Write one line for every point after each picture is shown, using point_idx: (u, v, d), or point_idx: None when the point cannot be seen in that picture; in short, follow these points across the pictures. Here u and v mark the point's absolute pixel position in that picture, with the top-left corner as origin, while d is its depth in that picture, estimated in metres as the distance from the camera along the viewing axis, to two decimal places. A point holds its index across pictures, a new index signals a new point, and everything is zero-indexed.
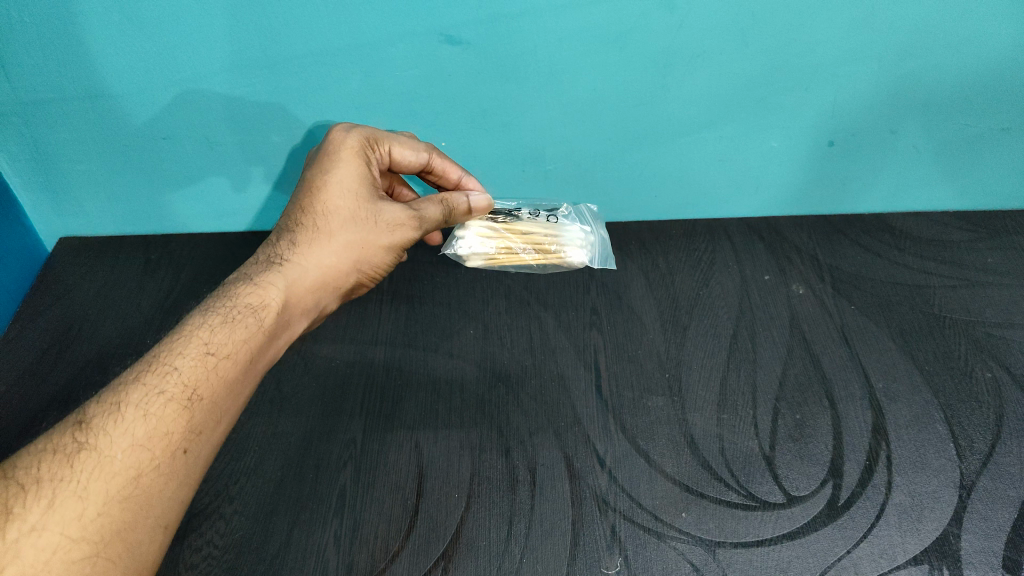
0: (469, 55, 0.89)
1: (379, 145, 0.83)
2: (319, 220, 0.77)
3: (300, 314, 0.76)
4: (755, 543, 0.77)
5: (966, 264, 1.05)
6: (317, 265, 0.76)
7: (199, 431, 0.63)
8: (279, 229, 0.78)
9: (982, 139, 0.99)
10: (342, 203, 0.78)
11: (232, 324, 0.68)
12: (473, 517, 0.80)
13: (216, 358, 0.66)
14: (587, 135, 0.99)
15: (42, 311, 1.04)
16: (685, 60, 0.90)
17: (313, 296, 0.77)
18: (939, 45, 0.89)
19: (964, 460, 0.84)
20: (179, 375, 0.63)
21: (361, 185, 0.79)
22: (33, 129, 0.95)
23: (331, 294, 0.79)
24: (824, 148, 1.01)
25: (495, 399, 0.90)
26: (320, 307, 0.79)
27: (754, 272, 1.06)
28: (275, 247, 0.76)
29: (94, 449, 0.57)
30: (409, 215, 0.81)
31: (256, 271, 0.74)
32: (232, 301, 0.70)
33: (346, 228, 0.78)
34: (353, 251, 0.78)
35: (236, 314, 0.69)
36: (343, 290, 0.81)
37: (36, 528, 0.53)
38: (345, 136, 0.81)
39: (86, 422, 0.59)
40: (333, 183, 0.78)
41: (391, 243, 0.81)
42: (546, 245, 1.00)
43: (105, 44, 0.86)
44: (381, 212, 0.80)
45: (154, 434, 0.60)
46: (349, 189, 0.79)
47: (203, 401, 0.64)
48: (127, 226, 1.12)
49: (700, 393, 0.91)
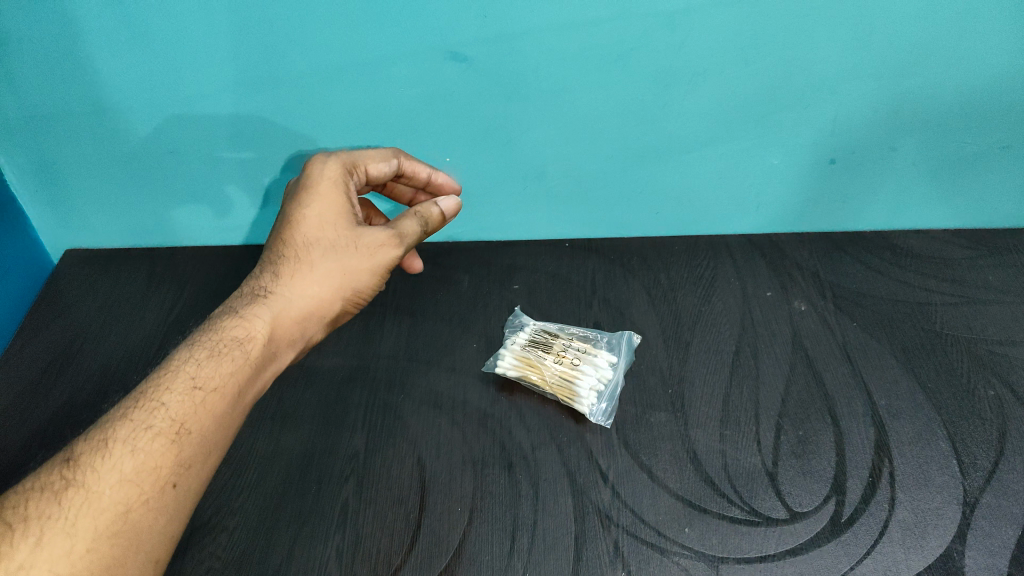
0: (472, 72, 0.90)
1: (357, 168, 0.81)
2: (301, 249, 0.75)
3: (287, 346, 0.74)
4: (758, 559, 0.77)
5: (968, 281, 1.06)
6: (302, 296, 0.74)
7: (187, 465, 0.63)
8: (263, 262, 0.76)
9: (982, 157, 1.00)
10: (322, 230, 0.75)
11: (219, 357, 0.68)
12: (476, 532, 0.80)
13: (204, 392, 0.65)
14: (589, 153, 1.00)
15: (47, 324, 1.04)
16: (688, 79, 0.91)
17: (300, 327, 0.74)
18: (940, 64, 0.90)
19: (966, 477, 0.83)
20: (167, 410, 0.63)
21: (338, 211, 0.76)
22: (40, 144, 0.96)
23: (319, 324, 0.76)
24: (825, 166, 1.02)
25: (497, 413, 0.91)
26: (308, 338, 0.76)
27: (756, 288, 1.07)
28: (259, 279, 0.75)
29: (82, 486, 0.58)
30: (390, 235, 0.77)
31: (242, 303, 0.73)
32: (218, 334, 0.70)
33: (328, 256, 0.75)
34: (335, 280, 0.75)
35: (222, 347, 0.69)
36: (331, 321, 0.77)
37: (24, 566, 0.53)
38: (322, 165, 0.79)
39: (73, 460, 0.59)
40: (313, 213, 0.76)
41: (374, 267, 0.77)
42: (572, 345, 0.98)
43: (113, 60, 0.87)
44: (362, 235, 0.76)
45: (142, 469, 0.60)
46: (329, 217, 0.76)
47: (192, 435, 0.64)
48: (132, 240, 1.12)
49: (702, 409, 0.91)
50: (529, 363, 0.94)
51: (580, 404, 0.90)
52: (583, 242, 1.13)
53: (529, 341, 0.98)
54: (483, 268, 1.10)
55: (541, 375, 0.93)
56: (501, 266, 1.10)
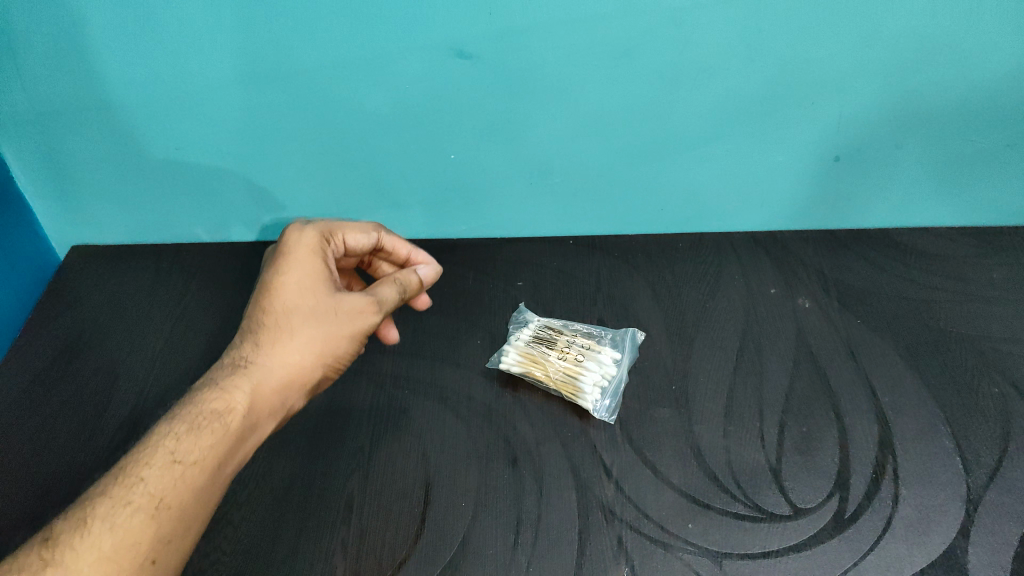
0: (478, 69, 0.90)
1: (333, 236, 0.78)
2: (280, 317, 0.70)
3: (270, 418, 0.69)
4: (762, 555, 0.77)
5: (972, 279, 1.06)
6: (284, 363, 0.69)
7: (167, 542, 0.59)
8: (241, 332, 0.71)
9: (987, 155, 1.00)
10: (301, 297, 0.71)
11: (199, 430, 0.63)
12: (481, 526, 0.80)
13: (184, 466, 0.61)
14: (594, 150, 1.00)
15: (54, 318, 1.05)
16: (693, 76, 0.91)
17: (283, 398, 0.70)
18: (946, 61, 0.90)
19: (970, 474, 0.84)
20: (146, 485, 0.59)
21: (317, 277, 0.72)
22: (48, 139, 0.97)
23: (301, 394, 0.72)
24: (830, 163, 1.02)
25: (501, 408, 0.91)
26: (290, 408, 0.71)
27: (760, 285, 1.07)
28: (239, 349, 0.70)
29: (60, 565, 0.53)
30: (370, 301, 0.74)
31: (220, 374, 0.68)
32: (197, 406, 0.65)
33: (311, 321, 0.71)
34: (319, 346, 0.71)
35: (201, 420, 0.64)
36: (313, 390, 0.73)
37: None
38: (299, 231, 0.75)
39: (51, 538, 0.54)
40: (293, 280, 0.72)
41: (354, 334, 0.73)
42: (576, 340, 0.98)
43: (120, 56, 0.88)
44: (342, 301, 0.72)
45: (121, 547, 0.56)
46: (310, 284, 0.72)
47: (171, 510, 0.60)
48: (138, 236, 1.13)
49: (706, 405, 0.91)
50: (533, 359, 0.94)
51: (583, 401, 0.90)
52: (587, 238, 1.13)
53: (534, 337, 0.98)
54: (488, 265, 1.10)
55: (545, 371, 0.93)
56: (505, 262, 1.10)
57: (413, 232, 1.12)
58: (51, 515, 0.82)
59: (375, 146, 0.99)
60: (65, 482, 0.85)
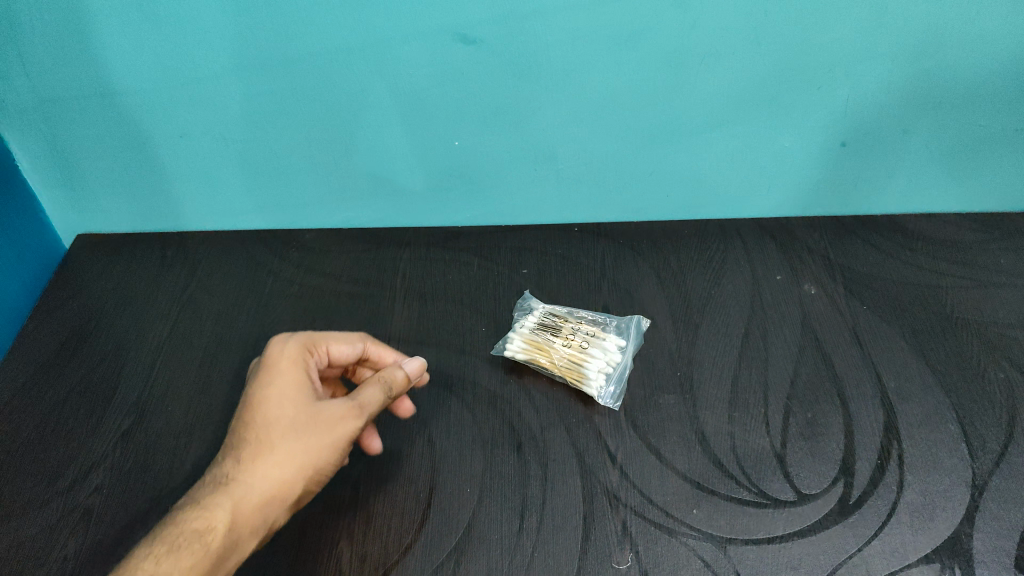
0: (482, 54, 0.90)
1: (316, 349, 0.77)
2: (260, 431, 0.69)
3: (251, 536, 0.67)
4: (766, 540, 0.77)
5: (979, 265, 1.05)
6: (264, 482, 0.67)
7: None
8: (222, 452, 0.70)
9: (995, 139, 1.00)
10: (282, 411, 0.70)
11: (176, 553, 0.62)
12: (485, 512, 0.80)
13: None
14: (599, 136, 1.00)
15: (60, 306, 1.05)
16: (698, 60, 0.91)
17: (265, 516, 0.67)
18: (954, 45, 0.89)
19: (976, 459, 0.83)
20: None
21: (299, 388, 0.72)
22: (52, 126, 0.97)
23: (284, 511, 0.69)
24: (836, 148, 1.01)
25: (506, 395, 0.91)
26: (275, 525, 0.68)
27: (766, 271, 1.06)
28: (219, 468, 0.69)
29: None
30: (350, 406, 0.71)
31: (200, 494, 0.66)
32: (176, 528, 0.64)
33: (290, 436, 0.69)
34: (298, 461, 0.68)
35: (180, 541, 0.63)
36: (298, 506, 0.70)
37: None
38: (281, 345, 0.75)
39: None
40: (273, 395, 0.71)
41: (337, 445, 0.70)
42: (581, 327, 0.98)
43: (124, 43, 0.88)
44: (323, 409, 0.70)
45: None
46: (289, 398, 0.71)
47: None
48: (143, 224, 1.13)
49: (711, 391, 0.91)
50: (538, 346, 0.94)
51: (588, 387, 0.90)
52: (592, 225, 1.13)
53: (538, 324, 0.97)
54: (493, 252, 1.10)
55: (550, 358, 0.93)
56: (510, 249, 1.10)
57: (418, 219, 1.12)
58: (59, 500, 0.83)
59: (378, 133, 0.99)
60: (72, 468, 0.86)
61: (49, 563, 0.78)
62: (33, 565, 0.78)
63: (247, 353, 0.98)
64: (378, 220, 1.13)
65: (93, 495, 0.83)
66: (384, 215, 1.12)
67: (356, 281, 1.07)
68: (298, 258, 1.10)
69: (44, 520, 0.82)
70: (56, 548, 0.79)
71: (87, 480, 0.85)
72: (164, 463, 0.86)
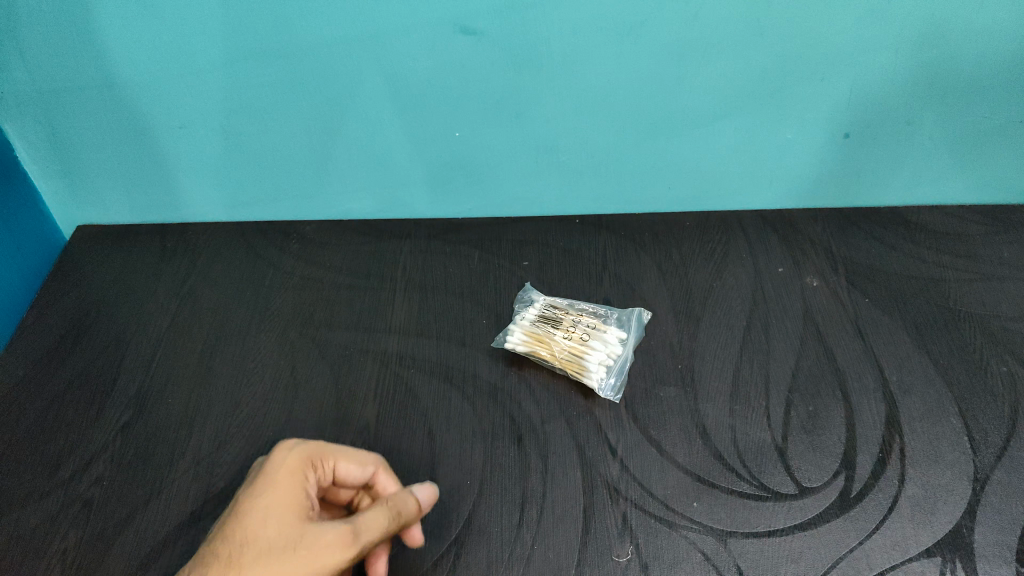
0: (483, 45, 0.89)
1: (323, 463, 0.70)
2: (232, 551, 0.62)
3: None
4: (766, 533, 0.77)
5: (983, 257, 1.05)
6: None
7: None
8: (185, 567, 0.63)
9: (999, 131, 0.99)
10: (263, 530, 0.63)
11: None
12: (485, 505, 0.80)
13: None
14: (600, 127, 0.99)
15: (61, 297, 1.05)
16: (700, 52, 0.90)
17: None
18: (958, 36, 0.88)
19: (978, 453, 0.83)
20: None
21: (291, 505, 0.65)
22: (52, 118, 0.97)
23: None
24: (839, 140, 1.01)
25: (507, 387, 0.91)
26: None
27: (768, 263, 1.06)
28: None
29: None
30: (342, 534, 0.63)
31: None
32: None
33: (258, 561, 0.61)
34: None
35: None
36: None
37: None
38: (288, 450, 0.69)
39: None
40: (258, 508, 0.64)
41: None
42: (582, 320, 0.97)
43: (124, 34, 0.87)
44: (307, 534, 0.63)
45: None
46: (276, 514, 0.64)
47: None
48: (143, 215, 1.13)
49: (712, 384, 0.91)
50: (538, 339, 0.94)
51: (589, 379, 0.90)
52: (594, 218, 1.12)
53: (539, 316, 0.97)
54: (494, 244, 1.09)
55: (551, 351, 0.93)
56: (511, 241, 1.10)
57: (418, 211, 1.12)
58: (59, 492, 0.83)
59: (379, 125, 0.99)
60: (72, 460, 0.86)
61: (49, 555, 0.78)
62: (33, 557, 0.78)
63: (247, 345, 0.98)
64: (379, 212, 1.12)
65: (93, 487, 0.83)
66: (385, 207, 1.11)
67: (357, 273, 1.06)
68: (299, 249, 1.10)
69: (44, 511, 0.82)
70: (56, 540, 0.79)
71: (87, 472, 0.85)
72: (164, 455, 0.86)
